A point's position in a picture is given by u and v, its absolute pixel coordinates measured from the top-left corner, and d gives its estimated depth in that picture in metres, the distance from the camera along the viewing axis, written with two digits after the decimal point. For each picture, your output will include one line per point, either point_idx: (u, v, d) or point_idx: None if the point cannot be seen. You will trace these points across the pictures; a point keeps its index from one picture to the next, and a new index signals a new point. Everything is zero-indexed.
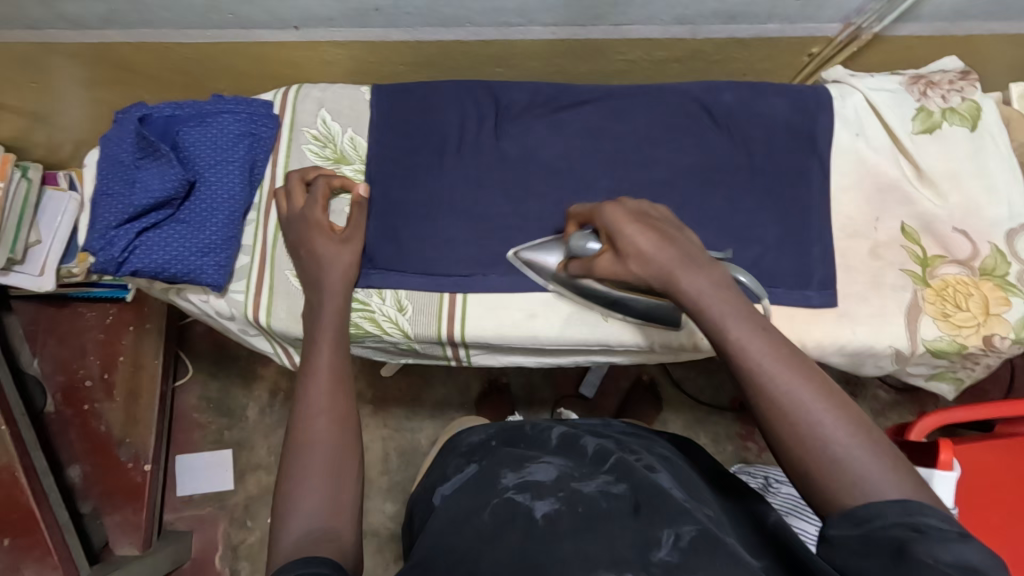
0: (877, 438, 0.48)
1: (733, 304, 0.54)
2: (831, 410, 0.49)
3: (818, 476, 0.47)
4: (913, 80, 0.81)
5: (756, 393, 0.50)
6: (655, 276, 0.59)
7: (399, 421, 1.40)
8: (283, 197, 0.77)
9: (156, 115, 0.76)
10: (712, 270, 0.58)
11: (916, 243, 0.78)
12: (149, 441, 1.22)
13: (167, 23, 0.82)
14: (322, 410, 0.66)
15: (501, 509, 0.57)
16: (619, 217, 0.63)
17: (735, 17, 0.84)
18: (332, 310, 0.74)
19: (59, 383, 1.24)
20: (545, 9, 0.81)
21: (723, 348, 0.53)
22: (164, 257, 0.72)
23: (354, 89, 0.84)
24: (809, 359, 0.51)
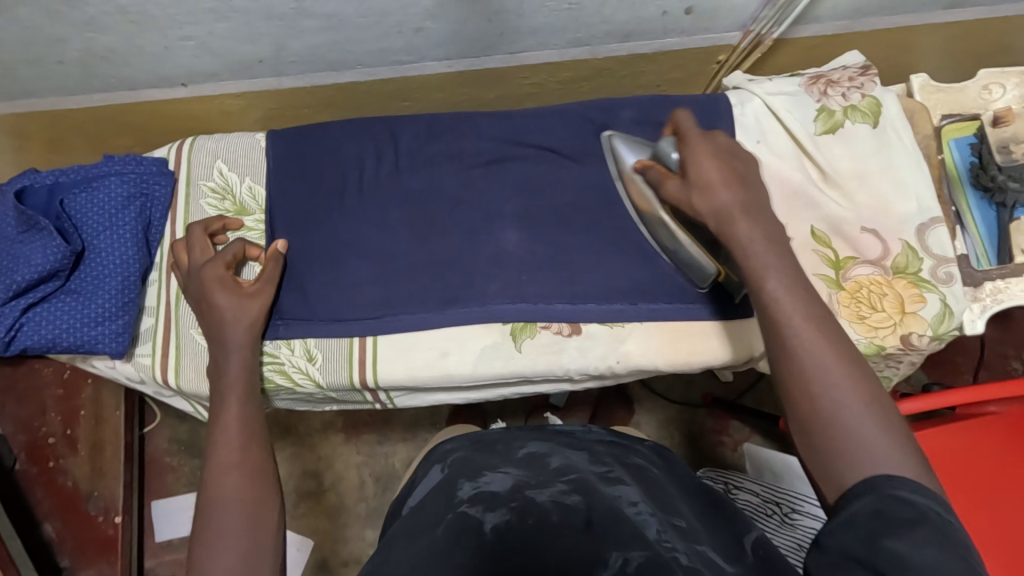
0: (884, 407, 0.49)
1: (784, 263, 0.55)
2: (848, 373, 0.50)
3: (828, 444, 0.48)
4: (812, 80, 0.80)
5: (781, 347, 0.52)
6: (709, 215, 0.59)
7: (371, 447, 1.38)
8: (183, 249, 0.75)
9: (38, 184, 0.74)
10: (773, 229, 0.58)
11: (827, 246, 0.77)
12: (120, 492, 1.11)
13: (51, 92, 0.83)
14: (235, 465, 0.67)
15: (455, 523, 0.56)
16: (706, 161, 0.60)
17: (629, 35, 0.84)
18: (240, 361, 0.72)
19: (20, 443, 1.07)
20: (434, 46, 0.80)
21: (758, 301, 0.54)
22: (55, 330, 0.71)
23: (250, 137, 0.82)
24: (842, 333, 0.52)
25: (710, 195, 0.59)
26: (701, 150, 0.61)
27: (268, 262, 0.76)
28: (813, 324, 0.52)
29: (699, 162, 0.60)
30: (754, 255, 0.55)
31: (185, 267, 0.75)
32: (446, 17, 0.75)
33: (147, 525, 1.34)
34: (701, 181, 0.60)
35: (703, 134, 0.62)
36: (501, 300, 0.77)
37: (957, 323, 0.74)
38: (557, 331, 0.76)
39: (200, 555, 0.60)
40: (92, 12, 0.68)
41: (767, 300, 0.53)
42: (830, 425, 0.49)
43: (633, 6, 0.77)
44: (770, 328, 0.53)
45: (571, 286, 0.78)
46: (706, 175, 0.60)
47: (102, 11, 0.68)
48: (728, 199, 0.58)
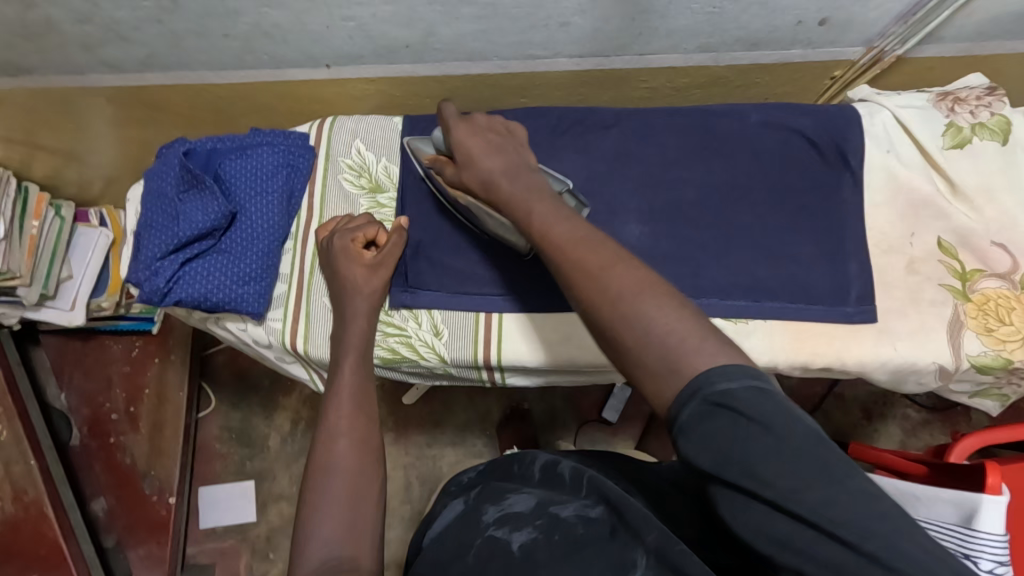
0: (660, 289, 0.50)
1: (544, 201, 0.63)
2: (620, 271, 0.52)
3: (615, 336, 0.49)
4: (940, 97, 0.82)
5: (558, 267, 0.56)
6: (484, 188, 0.70)
7: (420, 449, 1.38)
8: (341, 219, 0.79)
9: (198, 149, 0.78)
10: (533, 181, 0.68)
11: (954, 258, 0.78)
12: (174, 474, 1.28)
13: (204, 65, 0.87)
14: (344, 434, 0.66)
15: (484, 548, 0.60)
16: (468, 142, 0.73)
17: (758, 44, 0.86)
18: (357, 331, 0.74)
19: (85, 417, 1.31)
20: (571, 42, 0.84)
21: (537, 240, 0.60)
22: (205, 287, 0.74)
23: (387, 120, 0.86)
24: (605, 240, 0.56)
25: (477, 166, 0.71)
26: (464, 132, 0.73)
27: (393, 237, 0.78)
28: (577, 239, 0.56)
29: (462, 144, 0.73)
30: (522, 203, 0.65)
31: (334, 229, 0.78)
32: (594, 13, 0.78)
33: (192, 511, 1.35)
34: (465, 160, 0.72)
35: (459, 120, 0.75)
36: None
37: None
38: None
39: (309, 521, 0.60)
40: None
41: (536, 237, 0.60)
42: (620, 324, 0.49)
43: (772, 15, 0.80)
44: (551, 257, 0.58)
45: (694, 281, 0.79)
46: (469, 153, 0.72)
47: None
48: (492, 164, 0.70)
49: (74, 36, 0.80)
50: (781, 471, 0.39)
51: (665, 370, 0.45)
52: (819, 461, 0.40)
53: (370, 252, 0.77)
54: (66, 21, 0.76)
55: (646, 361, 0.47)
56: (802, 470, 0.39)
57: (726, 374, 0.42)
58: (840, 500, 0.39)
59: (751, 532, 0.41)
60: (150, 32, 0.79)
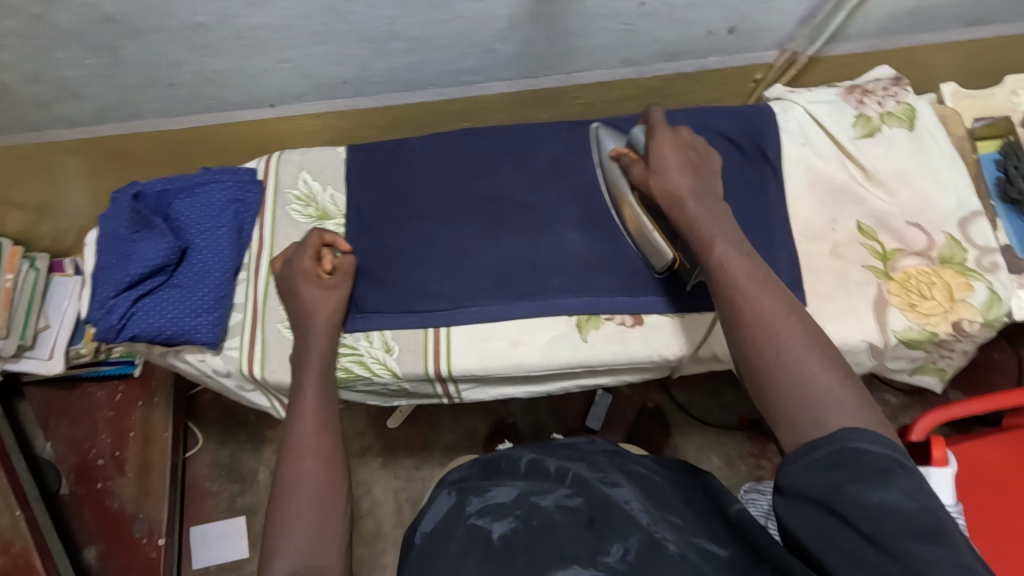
0: (829, 354, 0.55)
1: (729, 233, 0.65)
2: (800, 326, 0.56)
3: (771, 378, 0.54)
4: (849, 90, 0.87)
5: (725, 300, 0.60)
6: (665, 199, 0.71)
7: (410, 471, 1.40)
8: (284, 250, 0.81)
9: (148, 191, 0.82)
10: (719, 211, 0.68)
11: (874, 239, 0.82)
12: (163, 514, 1.29)
13: (155, 113, 0.92)
14: (309, 449, 0.68)
15: (468, 535, 0.60)
16: (667, 151, 0.72)
17: (677, 55, 0.91)
18: (318, 350, 0.76)
19: (71, 465, 1.32)
20: (501, 66, 0.89)
21: (710, 266, 0.64)
22: (160, 320, 0.77)
23: (331, 150, 0.90)
24: (785, 291, 0.60)
25: (664, 179, 0.71)
26: (666, 141, 0.74)
27: (325, 252, 0.81)
28: (761, 281, 0.60)
29: (659, 151, 0.73)
30: (702, 230, 0.66)
31: (281, 257, 0.81)
32: (516, 38, 0.83)
33: (185, 552, 1.36)
34: (659, 167, 0.72)
35: (666, 126, 0.75)
36: (567, 295, 0.82)
37: (1007, 309, 0.77)
38: (621, 321, 0.80)
39: (276, 533, 0.62)
40: (212, 37, 0.76)
41: (715, 264, 0.63)
42: (778, 365, 0.54)
43: (683, 27, 0.85)
44: (719, 289, 0.62)
45: (633, 281, 0.82)
46: (664, 163, 0.72)
47: (219, 37, 0.76)
48: (681, 181, 0.70)
49: (28, 97, 0.84)
50: (888, 517, 0.42)
51: (809, 426, 0.51)
52: (930, 525, 0.42)
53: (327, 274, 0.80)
54: (17, 83, 0.81)
55: (789, 410, 0.52)
56: (908, 522, 0.42)
57: (866, 437, 0.47)
58: (938, 557, 0.40)
59: (839, 563, 0.43)
60: (99, 87, 0.84)
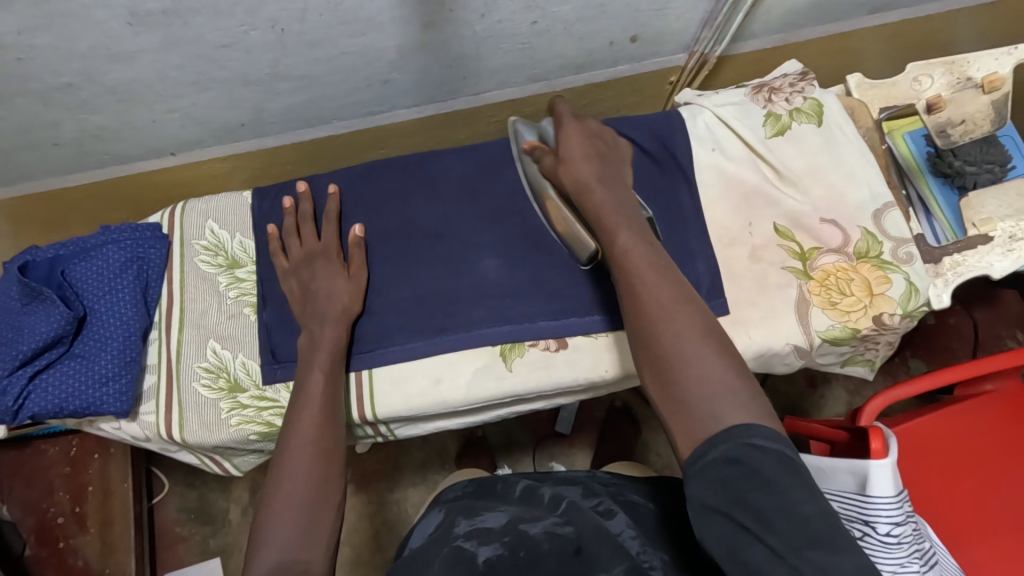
0: (722, 344, 0.57)
1: (633, 222, 0.68)
2: (691, 315, 0.59)
3: (671, 367, 0.57)
4: (756, 90, 0.86)
5: (627, 288, 0.62)
6: (574, 185, 0.73)
7: (382, 495, 1.37)
8: (297, 218, 0.83)
9: (38, 258, 0.78)
10: (624, 199, 0.72)
11: (791, 240, 0.81)
12: (131, 566, 1.24)
13: (52, 173, 0.89)
14: (311, 441, 0.67)
15: (450, 557, 0.59)
16: (575, 142, 0.76)
17: (583, 66, 0.90)
18: (326, 339, 0.75)
19: (32, 525, 1.23)
20: (404, 95, 0.86)
21: (613, 256, 0.66)
22: (60, 396, 0.73)
23: (237, 195, 0.87)
24: (682, 280, 0.62)
25: (574, 167, 0.74)
26: (574, 131, 0.78)
27: (353, 249, 0.81)
28: (656, 269, 0.62)
29: (568, 142, 0.76)
30: (606, 216, 0.69)
31: (296, 256, 0.81)
32: (412, 67, 0.80)
33: None
34: (567, 157, 0.75)
35: (573, 119, 0.79)
36: (488, 325, 0.80)
37: (924, 299, 0.77)
38: (545, 348, 0.79)
39: (263, 524, 0.61)
40: (85, 96, 0.72)
41: (619, 251, 0.65)
42: (675, 356, 0.57)
43: (583, 40, 0.83)
44: (621, 274, 0.64)
45: (555, 303, 0.81)
46: (570, 151, 0.76)
47: (93, 94, 0.72)
48: (587, 170, 0.74)
49: None
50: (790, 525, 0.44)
51: (705, 416, 0.53)
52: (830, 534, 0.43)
53: (351, 265, 0.81)
54: None
55: (689, 398, 0.54)
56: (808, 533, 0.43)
57: (767, 435, 0.49)
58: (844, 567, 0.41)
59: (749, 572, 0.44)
60: None
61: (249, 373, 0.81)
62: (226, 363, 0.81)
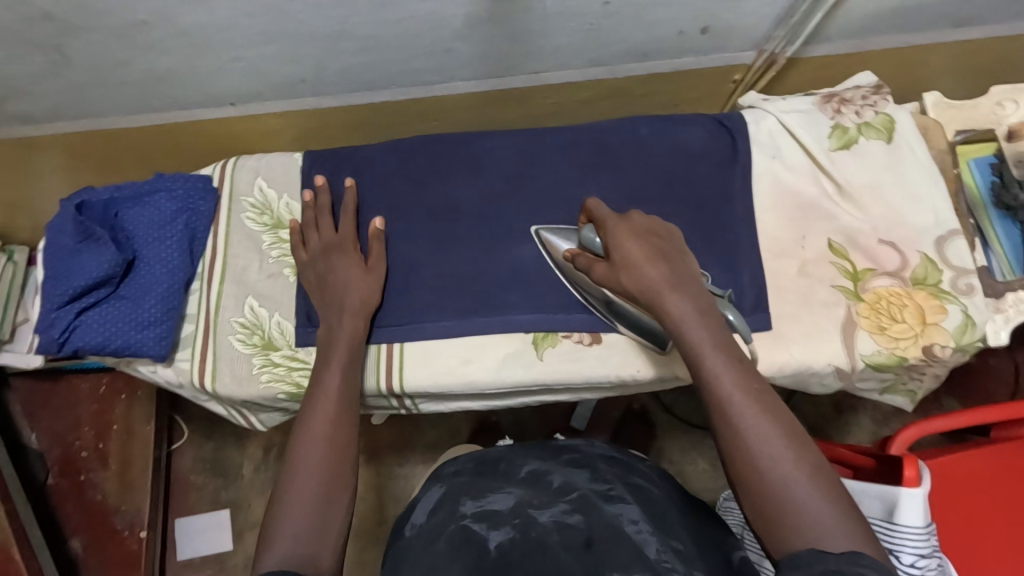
0: (828, 474, 0.52)
1: (722, 333, 0.59)
2: (795, 449, 0.52)
3: (773, 510, 0.51)
4: (825, 99, 0.82)
5: (722, 419, 0.55)
6: (643, 292, 0.63)
7: (391, 468, 1.39)
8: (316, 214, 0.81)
9: (94, 199, 0.79)
10: (702, 300, 0.61)
11: (845, 258, 0.78)
12: (144, 507, 1.29)
13: (116, 111, 0.91)
14: (325, 435, 0.66)
15: (461, 538, 0.63)
16: (628, 245, 0.64)
17: (647, 54, 0.88)
18: (348, 330, 0.75)
19: (56, 456, 1.31)
20: (463, 66, 0.86)
21: (699, 377, 0.57)
22: (104, 334, 0.75)
23: (287, 156, 0.87)
24: (780, 400, 0.56)
25: (640, 270, 0.63)
26: (624, 232, 0.66)
27: (373, 242, 0.80)
28: (755, 398, 0.55)
29: (620, 245, 0.65)
30: (690, 328, 0.59)
31: (313, 246, 0.80)
32: (475, 39, 0.80)
33: (170, 543, 1.38)
34: (615, 259, 0.65)
35: (617, 218, 0.67)
36: (522, 311, 0.80)
37: (980, 334, 0.74)
38: (578, 340, 0.78)
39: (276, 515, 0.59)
40: (155, 35, 0.75)
41: (708, 375, 0.56)
42: (781, 497, 0.51)
43: (651, 27, 0.81)
44: (711, 403, 0.56)
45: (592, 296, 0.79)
46: (629, 256, 0.64)
47: (164, 34, 0.75)
48: (654, 272, 0.62)
49: None
50: None
51: None
52: None
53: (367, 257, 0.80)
54: None
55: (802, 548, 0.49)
56: None
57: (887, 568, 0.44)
58: None
59: None
60: (51, 85, 0.83)
61: (284, 333, 0.82)
62: (262, 321, 0.82)
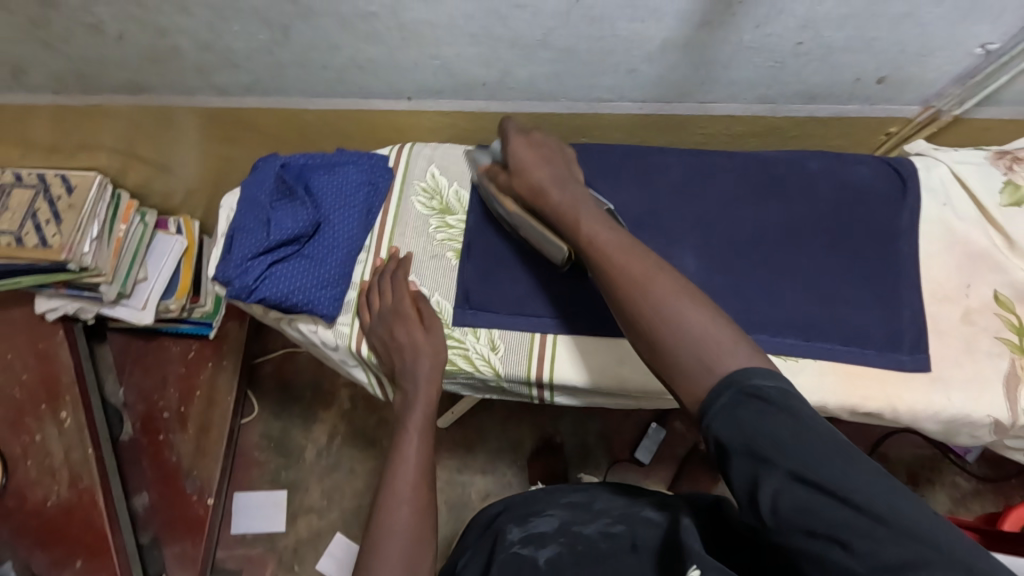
0: (701, 303, 0.63)
1: (593, 213, 0.74)
2: (665, 276, 0.66)
3: (656, 333, 0.63)
4: (998, 155, 0.84)
5: (605, 278, 0.69)
6: (533, 191, 0.80)
7: (451, 474, 1.39)
8: (376, 295, 0.83)
9: (292, 163, 0.87)
10: (578, 193, 0.78)
11: (1011, 312, 0.78)
12: (214, 476, 1.32)
13: (299, 92, 0.98)
14: (404, 500, 0.70)
15: (511, 561, 0.66)
16: (521, 153, 0.82)
17: (815, 97, 0.91)
18: (422, 400, 0.78)
19: (138, 413, 1.35)
20: (638, 87, 0.90)
21: (588, 248, 0.72)
22: (289, 287, 0.80)
23: (462, 149, 0.93)
24: (652, 256, 0.68)
25: (528, 173, 0.80)
26: (519, 144, 0.83)
27: (420, 304, 0.83)
28: (628, 253, 0.68)
29: (516, 154, 0.82)
30: (570, 212, 0.75)
31: (375, 309, 0.83)
32: (662, 62, 0.84)
33: (226, 516, 1.40)
34: (521, 170, 0.81)
35: (517, 133, 0.85)
36: None
37: None
38: None
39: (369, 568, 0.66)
40: (378, 27, 0.81)
41: (588, 244, 0.71)
42: (664, 321, 0.62)
43: (833, 71, 0.84)
44: (598, 269, 0.70)
45: (750, 315, 0.81)
46: (521, 162, 0.81)
47: (384, 27, 0.81)
48: (542, 175, 0.80)
49: (194, 62, 0.91)
50: (809, 450, 0.49)
51: (703, 371, 0.58)
52: (839, 447, 0.49)
53: (422, 316, 0.82)
54: (188, 49, 0.88)
55: (682, 359, 0.60)
56: (823, 449, 0.49)
57: (769, 377, 0.54)
58: (857, 472, 0.48)
59: (789, 506, 0.48)
60: (259, 61, 0.90)
61: (441, 312, 0.85)
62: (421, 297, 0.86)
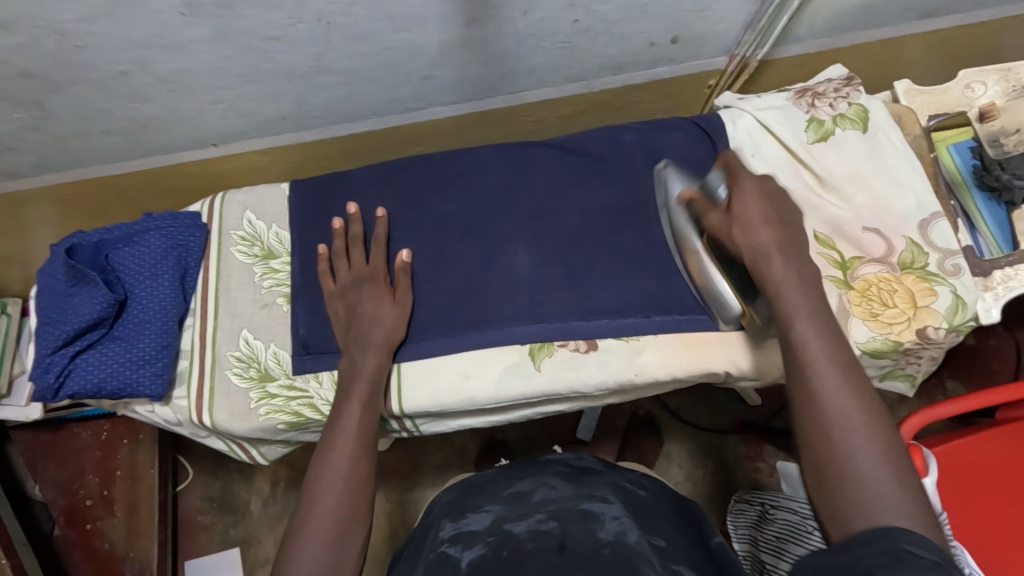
0: (901, 461, 0.53)
1: (814, 304, 0.61)
2: (869, 416, 0.54)
3: (834, 477, 0.53)
4: (799, 93, 0.85)
5: (800, 381, 0.57)
6: (748, 252, 0.65)
7: (402, 494, 1.32)
8: (328, 273, 0.81)
9: (83, 242, 0.81)
10: (805, 273, 0.63)
11: (832, 248, 0.78)
12: (154, 552, 1.21)
13: (97, 160, 0.92)
14: (331, 503, 0.64)
15: (434, 564, 0.61)
16: (753, 206, 0.66)
17: (622, 68, 0.89)
18: (353, 412, 0.71)
19: (60, 507, 1.23)
20: (441, 91, 0.87)
21: (787, 339, 0.60)
22: (100, 375, 0.76)
23: (276, 187, 0.88)
24: (868, 385, 0.56)
25: (752, 234, 0.65)
26: (751, 189, 0.67)
27: (399, 274, 0.80)
28: (839, 365, 0.57)
29: (746, 202, 0.66)
30: (786, 294, 0.61)
31: (342, 279, 0.80)
32: (453, 63, 0.81)
33: None
34: (743, 219, 0.66)
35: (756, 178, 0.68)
36: (518, 322, 0.80)
37: (972, 313, 0.74)
38: (575, 349, 0.78)
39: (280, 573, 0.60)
40: (135, 83, 0.75)
41: (794, 337, 0.59)
42: (848, 472, 0.52)
43: (623, 40, 0.83)
44: (793, 363, 0.59)
45: (591, 303, 0.80)
46: (750, 216, 0.66)
47: (144, 83, 0.75)
48: (767, 236, 0.65)
49: None
50: None
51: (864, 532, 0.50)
52: None
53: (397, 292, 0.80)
54: None
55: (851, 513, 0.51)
56: None
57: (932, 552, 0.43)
58: None
59: None
60: (34, 139, 0.83)
61: (280, 363, 0.82)
62: (257, 353, 0.82)
